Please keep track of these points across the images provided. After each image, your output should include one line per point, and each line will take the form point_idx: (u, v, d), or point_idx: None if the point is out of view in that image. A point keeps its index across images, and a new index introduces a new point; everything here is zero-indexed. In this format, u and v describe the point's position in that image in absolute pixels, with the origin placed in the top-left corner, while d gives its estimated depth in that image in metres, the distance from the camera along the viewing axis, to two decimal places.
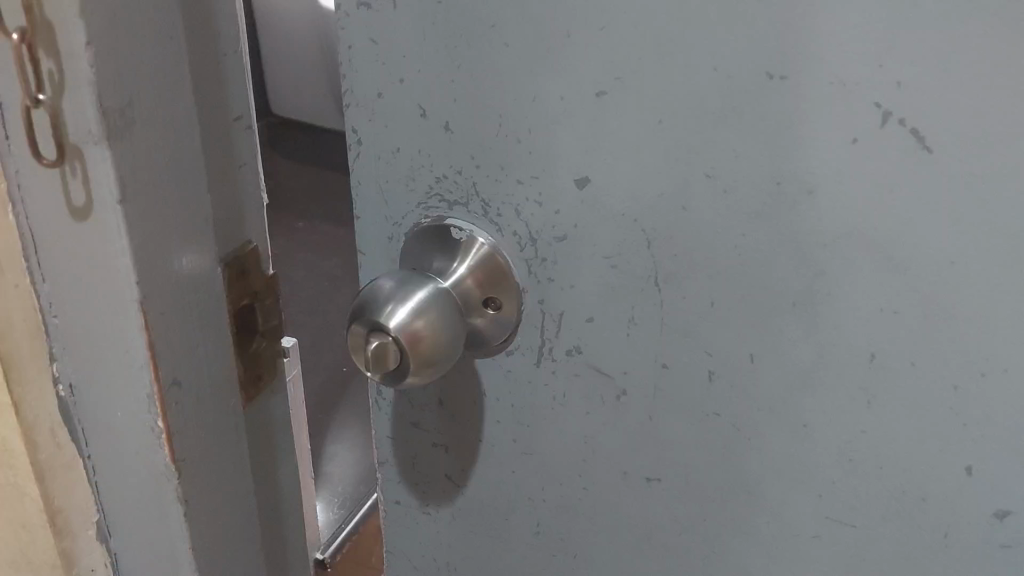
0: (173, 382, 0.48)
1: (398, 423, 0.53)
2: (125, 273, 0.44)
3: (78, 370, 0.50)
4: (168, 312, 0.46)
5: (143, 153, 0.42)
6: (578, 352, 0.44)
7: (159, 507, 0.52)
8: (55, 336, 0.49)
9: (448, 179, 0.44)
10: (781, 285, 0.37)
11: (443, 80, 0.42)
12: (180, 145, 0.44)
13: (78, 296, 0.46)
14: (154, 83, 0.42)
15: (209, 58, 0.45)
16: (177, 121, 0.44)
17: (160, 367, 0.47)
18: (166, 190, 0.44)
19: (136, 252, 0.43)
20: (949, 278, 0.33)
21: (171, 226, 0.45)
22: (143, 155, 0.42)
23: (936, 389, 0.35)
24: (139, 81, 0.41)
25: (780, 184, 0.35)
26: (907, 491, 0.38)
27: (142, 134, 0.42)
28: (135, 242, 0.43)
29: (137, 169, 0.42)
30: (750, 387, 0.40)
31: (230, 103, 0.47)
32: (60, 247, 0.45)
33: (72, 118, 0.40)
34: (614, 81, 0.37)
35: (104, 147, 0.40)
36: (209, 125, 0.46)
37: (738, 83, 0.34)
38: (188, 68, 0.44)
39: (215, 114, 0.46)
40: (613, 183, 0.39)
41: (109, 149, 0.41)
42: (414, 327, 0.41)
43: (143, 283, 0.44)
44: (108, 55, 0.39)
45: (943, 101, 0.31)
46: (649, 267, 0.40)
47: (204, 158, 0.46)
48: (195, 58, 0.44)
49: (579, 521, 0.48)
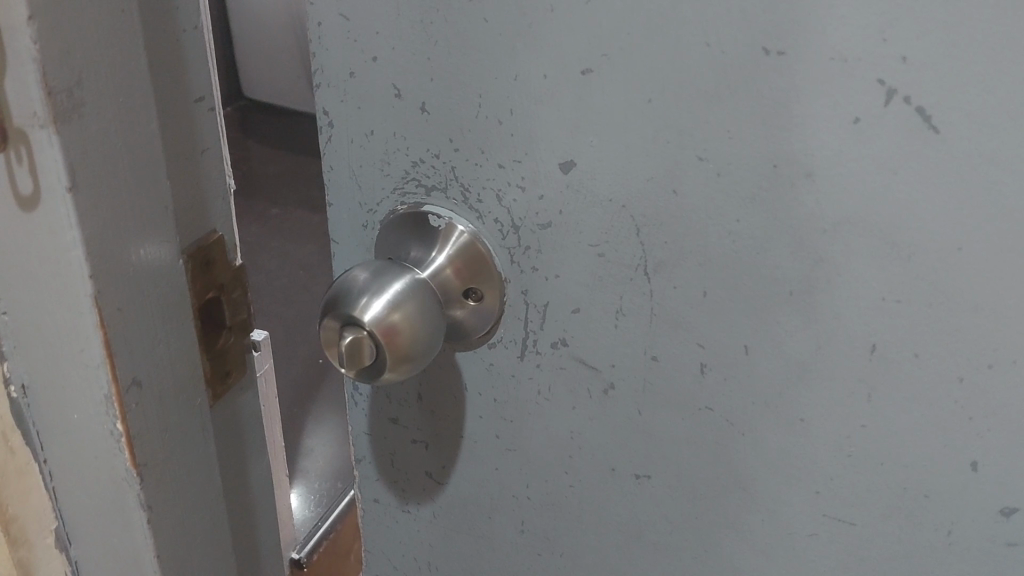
0: (133, 382, 0.45)
1: (374, 419, 0.51)
2: (78, 267, 0.41)
3: (30, 370, 0.47)
4: (126, 307, 0.44)
5: (96, 137, 0.40)
6: (563, 345, 0.42)
7: (121, 513, 0.49)
8: (5, 333, 0.47)
9: (424, 164, 0.42)
10: (777, 274, 0.35)
11: (418, 58, 0.39)
12: (137, 128, 0.42)
13: (28, 294, 0.44)
14: (106, 62, 0.39)
15: (167, 36, 0.43)
16: (133, 104, 0.41)
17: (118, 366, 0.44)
18: (122, 177, 0.42)
19: (88, 244, 0.41)
20: (956, 265, 0.31)
21: (127, 216, 0.42)
22: (95, 140, 0.40)
23: (941, 382, 0.33)
24: (89, 59, 0.39)
25: (778, 166, 0.33)
26: (909, 488, 0.36)
27: (93, 117, 0.39)
28: (88, 233, 0.41)
29: (88, 155, 0.40)
30: (744, 381, 0.38)
31: (190, 83, 0.45)
32: (7, 239, 0.43)
33: (16, 100, 0.38)
34: (601, 57, 0.35)
35: (51, 131, 0.38)
36: (167, 107, 0.44)
37: (730, 59, 0.32)
38: (143, 46, 0.41)
39: (174, 94, 0.44)
40: (600, 165, 0.37)
41: (56, 134, 0.38)
42: (392, 321, 0.39)
43: (97, 278, 0.42)
44: (52, 31, 0.37)
45: (951, 77, 0.29)
46: (639, 254, 0.38)
47: (161, 143, 0.44)
48: (150, 36, 0.42)
49: (566, 519, 0.47)
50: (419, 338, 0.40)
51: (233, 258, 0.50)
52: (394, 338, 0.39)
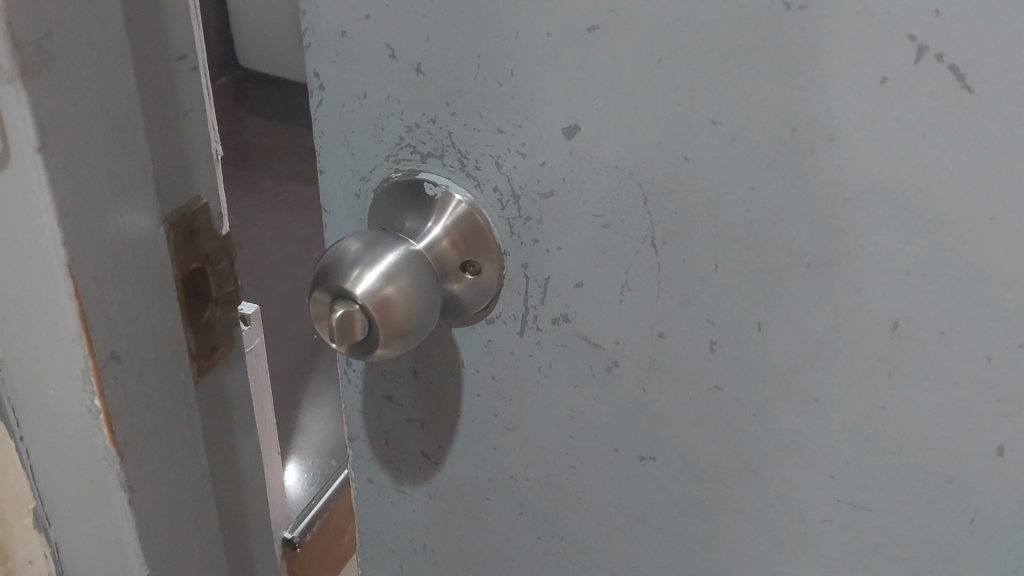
0: (111, 356, 0.43)
1: (368, 396, 0.49)
2: (50, 234, 0.39)
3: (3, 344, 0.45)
4: (102, 278, 0.42)
5: (67, 94, 0.38)
6: (564, 321, 0.40)
7: (101, 494, 0.48)
8: None
9: (419, 129, 0.40)
10: (794, 246, 0.33)
11: (414, 16, 0.37)
12: (113, 88, 0.40)
13: None
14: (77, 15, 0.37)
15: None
16: (108, 63, 0.39)
17: (94, 340, 0.42)
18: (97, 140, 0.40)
19: (61, 209, 0.39)
20: (987, 236, 0.29)
21: (104, 181, 0.40)
22: (67, 98, 0.38)
23: (967, 360, 0.32)
24: (57, 11, 0.37)
25: (797, 130, 0.31)
26: (930, 472, 0.34)
27: (63, 73, 0.37)
28: (60, 198, 0.39)
29: (59, 114, 0.38)
30: (756, 359, 0.36)
31: (170, 42, 0.43)
32: None
33: None
34: (608, 13, 0.33)
35: (18, 87, 0.36)
36: (146, 66, 0.42)
37: (747, 13, 0.30)
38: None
39: (153, 53, 0.42)
40: (605, 130, 0.35)
41: (24, 91, 0.36)
42: (385, 293, 0.37)
43: (71, 245, 0.40)
44: None
45: (987, 32, 0.27)
46: (647, 225, 0.36)
47: (140, 104, 0.42)
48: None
49: (567, 501, 0.45)
50: (413, 312, 0.38)
51: (220, 228, 0.48)
52: (387, 311, 0.37)
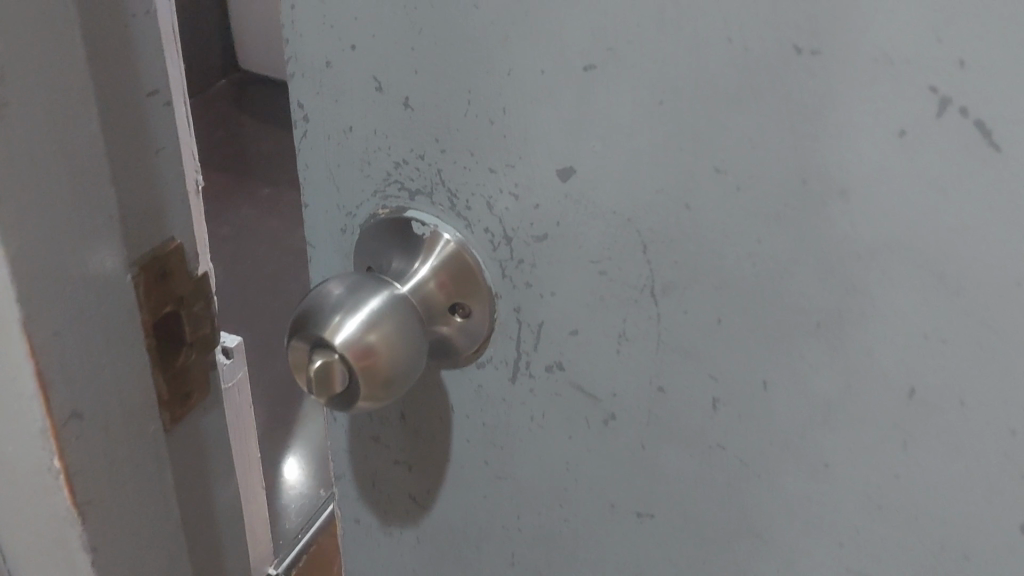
0: (73, 414, 0.43)
1: (354, 436, 0.47)
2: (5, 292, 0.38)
3: None
4: (64, 334, 0.41)
5: (23, 144, 0.36)
6: (559, 369, 0.38)
7: (63, 544, 0.47)
8: None
9: (408, 165, 0.38)
10: (803, 303, 0.31)
11: (402, 48, 0.35)
12: (75, 135, 0.38)
13: None
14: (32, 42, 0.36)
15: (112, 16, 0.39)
16: (69, 109, 0.38)
17: (52, 399, 0.41)
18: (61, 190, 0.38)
19: (16, 266, 0.38)
20: (1013, 302, 0.27)
21: (64, 235, 0.39)
22: (23, 147, 0.36)
23: (989, 432, 0.29)
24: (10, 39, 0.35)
25: (807, 182, 0.29)
26: (946, 547, 0.32)
27: (18, 122, 0.36)
28: (16, 254, 0.37)
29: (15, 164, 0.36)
30: (761, 418, 0.34)
31: (139, 81, 0.42)
32: None
33: None
34: (606, 51, 0.31)
35: None
36: (112, 112, 0.40)
37: (755, 56, 0.28)
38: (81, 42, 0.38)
39: (119, 97, 0.41)
40: (603, 173, 0.33)
41: None
42: (369, 342, 0.35)
43: (26, 305, 0.39)
44: None
45: (1016, 86, 0.25)
46: (646, 274, 0.34)
47: (105, 151, 0.40)
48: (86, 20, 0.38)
49: (561, 554, 0.43)
50: (398, 361, 0.36)
51: (192, 270, 0.47)
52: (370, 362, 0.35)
